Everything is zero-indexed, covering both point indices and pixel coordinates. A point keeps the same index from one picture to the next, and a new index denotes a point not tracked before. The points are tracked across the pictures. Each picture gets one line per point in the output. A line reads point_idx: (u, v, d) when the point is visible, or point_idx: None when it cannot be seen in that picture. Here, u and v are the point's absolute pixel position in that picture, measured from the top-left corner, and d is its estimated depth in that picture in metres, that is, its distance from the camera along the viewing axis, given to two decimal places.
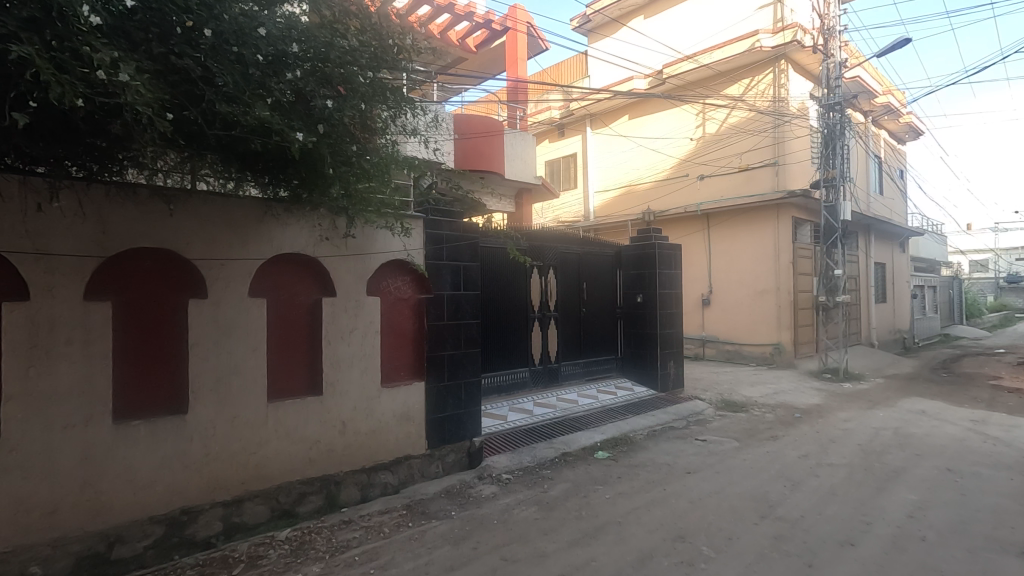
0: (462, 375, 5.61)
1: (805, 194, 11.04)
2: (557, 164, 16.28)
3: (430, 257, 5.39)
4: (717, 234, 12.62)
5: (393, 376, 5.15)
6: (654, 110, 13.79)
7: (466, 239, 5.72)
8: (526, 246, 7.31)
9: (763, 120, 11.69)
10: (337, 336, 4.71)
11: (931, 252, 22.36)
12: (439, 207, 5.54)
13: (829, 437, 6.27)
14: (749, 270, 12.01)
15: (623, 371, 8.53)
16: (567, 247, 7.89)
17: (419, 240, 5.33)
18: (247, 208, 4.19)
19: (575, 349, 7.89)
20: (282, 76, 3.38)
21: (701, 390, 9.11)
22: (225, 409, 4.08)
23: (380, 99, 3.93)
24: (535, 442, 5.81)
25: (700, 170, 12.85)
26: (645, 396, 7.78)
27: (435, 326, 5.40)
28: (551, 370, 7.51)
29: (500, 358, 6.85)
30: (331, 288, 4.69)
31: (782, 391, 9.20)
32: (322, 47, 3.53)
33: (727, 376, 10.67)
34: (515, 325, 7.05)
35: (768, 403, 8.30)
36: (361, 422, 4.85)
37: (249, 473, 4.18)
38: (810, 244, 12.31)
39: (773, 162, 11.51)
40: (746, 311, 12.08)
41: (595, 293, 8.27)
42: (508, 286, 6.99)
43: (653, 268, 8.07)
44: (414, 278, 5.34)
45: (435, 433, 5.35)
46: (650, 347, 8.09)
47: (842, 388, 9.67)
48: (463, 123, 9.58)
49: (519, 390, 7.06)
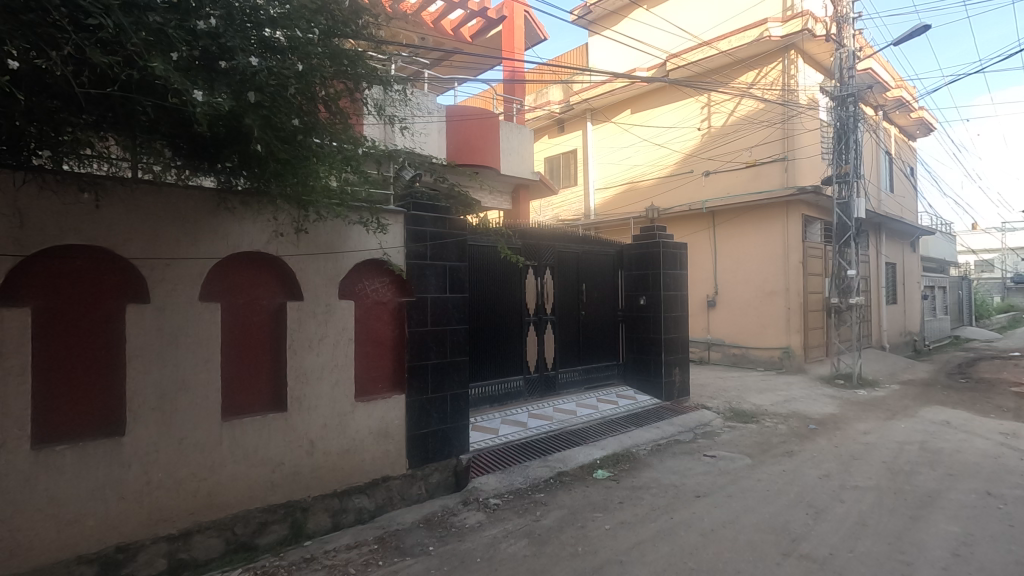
0: (448, 387, 5.09)
1: (816, 189, 10.51)
2: (556, 160, 15.73)
3: (412, 257, 4.87)
4: (723, 233, 12.11)
5: (370, 389, 4.64)
6: (657, 104, 13.28)
7: (453, 237, 5.20)
8: (521, 244, 6.80)
9: (772, 113, 11.20)
10: (305, 345, 4.20)
11: (941, 251, 21.81)
12: (423, 203, 5.02)
13: (850, 453, 5.74)
14: (756, 270, 11.50)
15: (625, 378, 8.02)
16: (565, 245, 7.38)
17: (399, 237, 4.81)
18: (197, 199, 3.67)
19: (574, 355, 7.37)
20: (195, 28, 2.86)
21: (707, 397, 8.59)
22: (170, 429, 3.57)
23: (326, 63, 3.39)
24: (528, 459, 5.29)
25: (705, 166, 12.33)
26: (649, 406, 7.26)
27: (418, 333, 4.89)
28: (548, 378, 7.00)
29: (491, 366, 6.34)
30: (298, 291, 4.19)
31: (794, 399, 8.67)
32: (253, 1, 3.07)
33: (734, 381, 10.14)
34: (509, 330, 6.53)
35: (780, 412, 7.77)
36: (332, 441, 4.33)
37: (199, 502, 3.67)
38: (821, 243, 11.77)
39: (781, 157, 10.98)
40: (753, 314, 11.57)
41: (596, 295, 7.76)
42: (501, 288, 6.47)
43: (658, 269, 7.56)
44: (394, 280, 4.83)
45: (416, 452, 4.84)
46: (653, 352, 7.57)
47: (857, 395, 9.14)
48: (456, 115, 9.08)
49: (512, 401, 6.55)
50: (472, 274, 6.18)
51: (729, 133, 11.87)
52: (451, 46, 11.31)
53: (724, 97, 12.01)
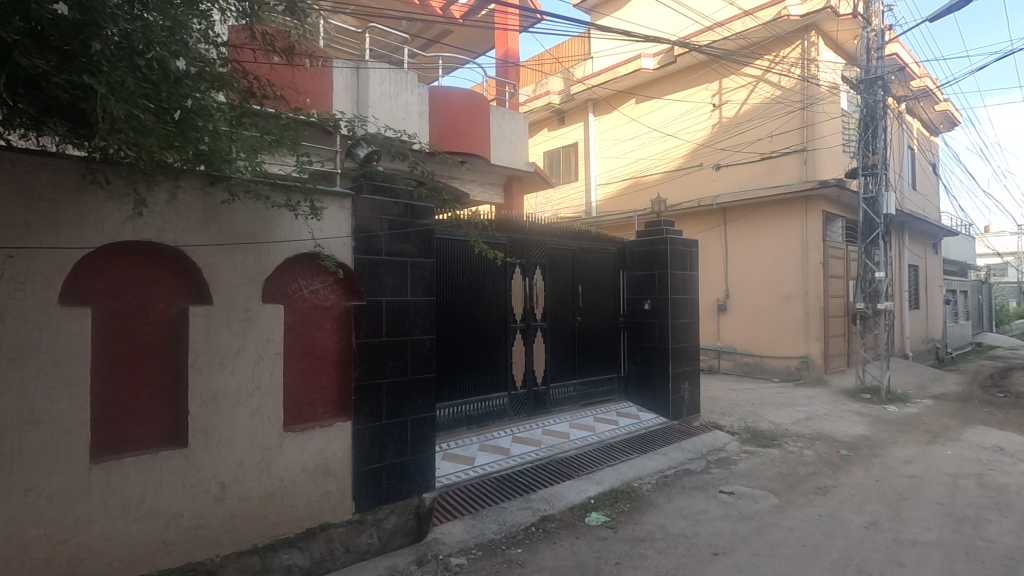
0: (409, 411, 4.16)
1: (840, 183, 9.52)
2: (556, 155, 14.76)
3: (361, 250, 3.95)
4: (735, 231, 11.16)
5: (305, 416, 3.74)
6: (664, 92, 12.32)
7: (414, 227, 4.27)
8: (505, 239, 5.87)
9: (791, 100, 10.29)
10: (214, 362, 3.28)
11: (960, 253, 20.78)
12: (379, 184, 4.12)
13: (896, 491, 4.79)
14: (772, 273, 10.54)
15: (626, 393, 7.08)
16: (558, 242, 6.46)
17: (346, 227, 3.89)
18: (57, 169, 2.75)
19: (568, 367, 6.45)
20: None
21: (720, 414, 7.64)
22: (11, 479, 2.64)
23: None
24: (507, 498, 4.35)
25: (716, 159, 11.41)
26: (654, 426, 6.30)
27: (369, 344, 3.96)
28: (538, 394, 6.08)
29: (469, 380, 5.42)
30: (205, 293, 3.28)
31: (818, 417, 7.71)
32: None
33: (748, 394, 9.20)
34: (490, 339, 5.61)
35: (804, 433, 6.81)
36: (252, 484, 3.40)
37: (56, 573, 2.74)
38: (843, 243, 10.77)
39: (800, 148, 10.07)
40: (768, 319, 10.61)
41: (593, 298, 6.82)
42: (480, 290, 5.55)
43: (664, 269, 6.63)
44: (339, 279, 3.94)
45: (366, 493, 3.91)
46: (659, 365, 6.64)
47: (887, 412, 8.17)
48: (439, 99, 8.16)
49: (494, 421, 5.64)
50: (443, 272, 5.25)
51: (743, 122, 10.95)
52: (441, 27, 10.45)
53: (736, 84, 11.08)
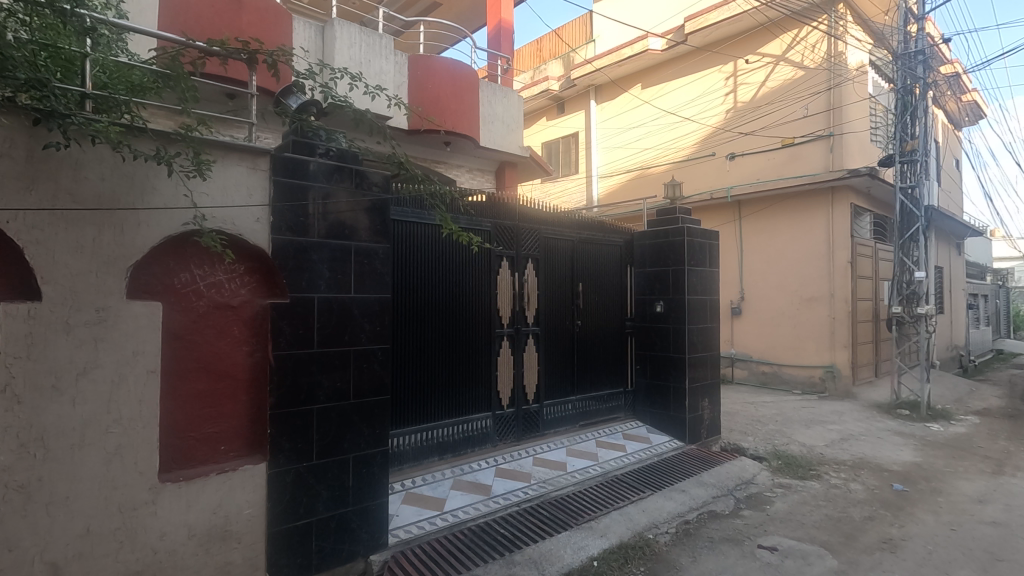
0: (350, 447, 3.11)
1: (872, 172, 8.44)
2: (555, 145, 13.69)
3: (283, 229, 2.90)
4: (751, 227, 10.13)
5: (196, 459, 2.68)
6: (674, 77, 11.28)
7: (361, 200, 3.22)
8: (490, 225, 4.82)
9: (814, 82, 9.30)
10: (42, 388, 2.22)
11: (980, 255, 19.71)
12: (312, 142, 3.07)
13: (983, 548, 3.74)
14: (794, 273, 9.52)
15: (634, 411, 6.03)
16: (555, 231, 5.41)
17: (261, 198, 2.84)
18: None
19: (565, 381, 5.40)
20: None
21: (741, 435, 6.61)
22: None
23: None
24: (484, 560, 3.29)
25: (730, 148, 10.38)
26: (668, 453, 5.25)
27: (294, 358, 2.92)
28: (529, 415, 5.03)
29: (442, 398, 4.39)
30: (29, 286, 2.22)
31: (854, 438, 6.67)
32: None
33: (769, 408, 8.17)
34: (469, 347, 4.59)
35: (843, 460, 5.77)
36: (105, 563, 2.35)
37: None
38: (872, 240, 9.71)
39: (826, 133, 9.06)
40: (787, 324, 9.58)
41: (597, 299, 5.78)
42: (457, 287, 4.52)
43: (681, 264, 5.59)
44: (253, 269, 2.89)
45: (285, 562, 2.85)
46: (673, 379, 5.60)
47: (930, 431, 7.13)
48: (423, 75, 7.09)
49: (473, 449, 4.60)
50: (408, 264, 4.20)
51: (761, 106, 9.94)
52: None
53: (753, 65, 10.09)
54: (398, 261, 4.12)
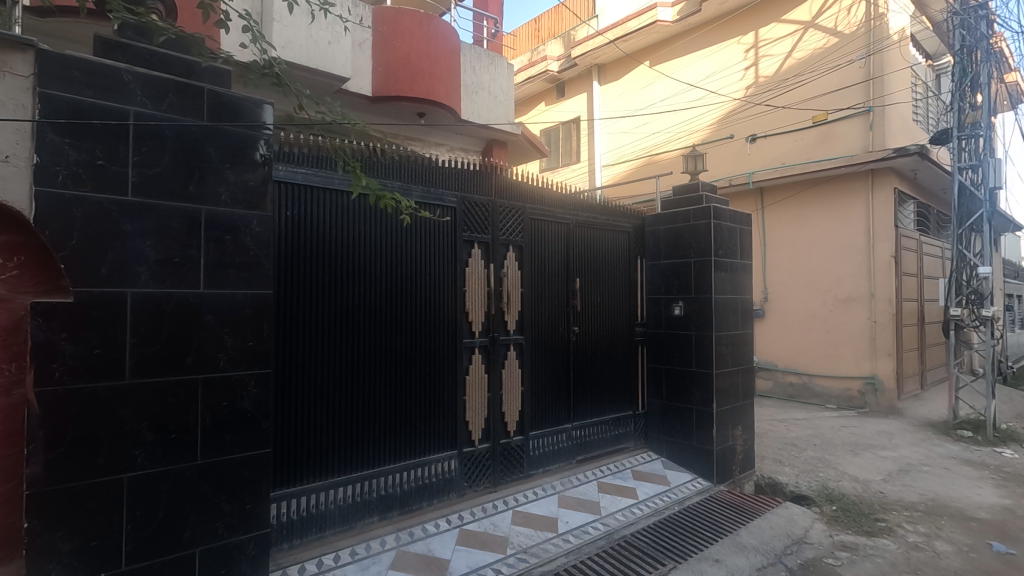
0: (194, 536, 1.92)
1: (923, 151, 7.15)
2: (555, 132, 12.46)
3: (59, 177, 1.71)
4: (776, 218, 8.92)
5: None
6: (686, 50, 10.08)
7: (221, 139, 2.03)
8: (456, 200, 3.64)
9: (850, 49, 8.07)
10: None
11: (1014, 255, 18.27)
12: (130, 46, 1.91)
13: None
14: (826, 269, 8.28)
15: (646, 439, 4.82)
16: (546, 211, 4.20)
17: (11, 123, 1.65)
18: None
19: (558, 404, 4.20)
20: None
21: (777, 465, 5.38)
22: None
23: None
24: None
25: (751, 128, 9.17)
26: (692, 500, 4.03)
27: (83, 400, 1.73)
28: (509, 451, 3.83)
29: (384, 435, 3.20)
30: None
31: (917, 470, 5.41)
32: None
33: (803, 427, 6.94)
34: (426, 363, 3.42)
35: (913, 504, 4.53)
36: None
37: None
38: (917, 231, 8.44)
39: (864, 108, 7.82)
40: (818, 329, 8.34)
41: (599, 298, 4.57)
42: (406, 281, 3.34)
43: (705, 254, 4.38)
44: (15, 247, 1.73)
45: None
46: (698, 402, 4.39)
47: (1006, 460, 5.85)
48: (390, 28, 5.85)
49: (430, 501, 3.40)
50: (324, 248, 2.98)
51: (787, 79, 8.72)
52: None
53: (778, 33, 8.88)
54: (308, 243, 2.91)
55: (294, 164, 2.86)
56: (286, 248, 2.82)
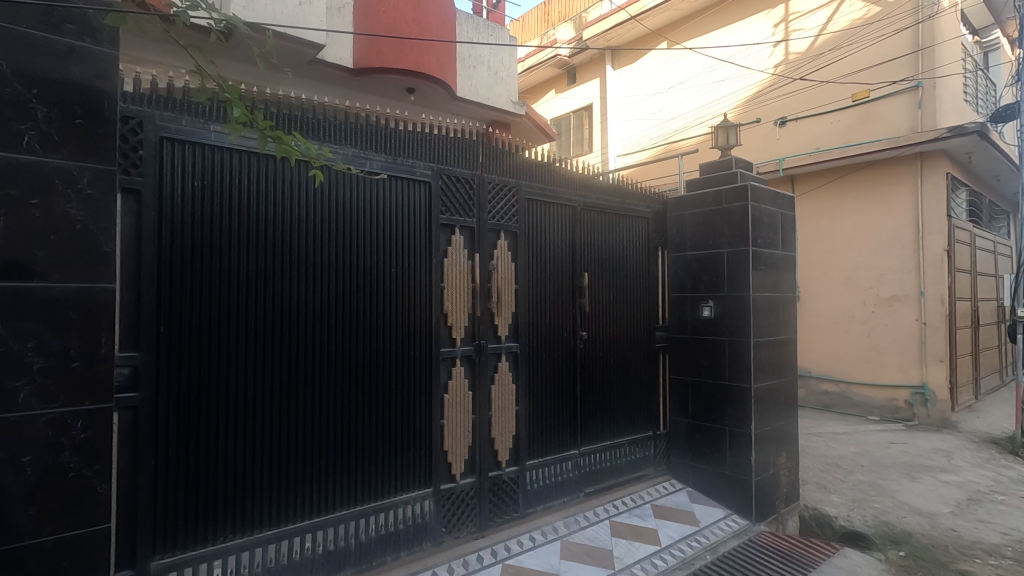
0: None
1: (983, 129, 6.26)
2: (565, 121, 11.72)
3: None
4: (809, 209, 8.06)
5: None
6: (707, 28, 9.26)
7: (18, 58, 1.51)
8: (432, 173, 2.90)
9: (894, 18, 7.21)
10: None
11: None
12: None
13: None
14: (866, 265, 7.44)
15: (669, 465, 4.05)
16: (547, 191, 3.46)
17: None
18: None
19: (562, 427, 3.46)
20: None
21: (822, 492, 4.58)
22: None
23: None
24: None
25: (780, 110, 8.32)
26: (727, 546, 3.26)
27: None
28: (501, 487, 3.09)
29: (332, 471, 2.48)
30: None
31: (989, 501, 4.56)
32: None
33: (846, 444, 6.11)
34: (389, 378, 2.69)
35: (997, 548, 3.69)
36: None
37: None
38: (969, 222, 7.53)
39: (911, 83, 6.95)
40: (858, 332, 7.48)
41: (612, 298, 3.82)
42: (362, 275, 2.62)
43: (740, 245, 3.61)
44: None
45: None
46: (732, 422, 3.62)
47: None
48: None
49: (397, 554, 2.67)
50: (245, 230, 2.28)
51: (821, 55, 7.88)
52: None
53: (811, 5, 8.03)
54: (222, 226, 2.22)
55: (200, 120, 2.17)
56: (190, 231, 2.13)
